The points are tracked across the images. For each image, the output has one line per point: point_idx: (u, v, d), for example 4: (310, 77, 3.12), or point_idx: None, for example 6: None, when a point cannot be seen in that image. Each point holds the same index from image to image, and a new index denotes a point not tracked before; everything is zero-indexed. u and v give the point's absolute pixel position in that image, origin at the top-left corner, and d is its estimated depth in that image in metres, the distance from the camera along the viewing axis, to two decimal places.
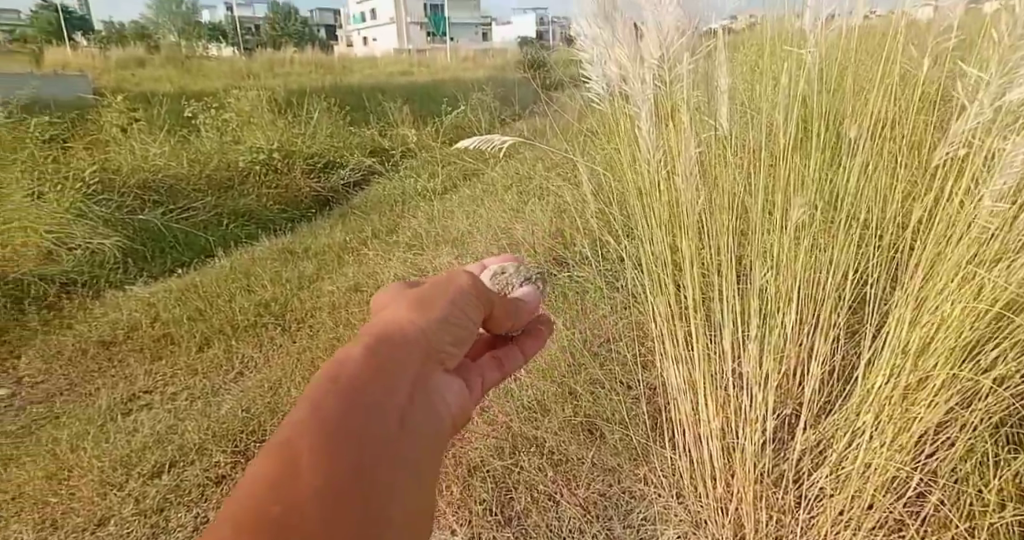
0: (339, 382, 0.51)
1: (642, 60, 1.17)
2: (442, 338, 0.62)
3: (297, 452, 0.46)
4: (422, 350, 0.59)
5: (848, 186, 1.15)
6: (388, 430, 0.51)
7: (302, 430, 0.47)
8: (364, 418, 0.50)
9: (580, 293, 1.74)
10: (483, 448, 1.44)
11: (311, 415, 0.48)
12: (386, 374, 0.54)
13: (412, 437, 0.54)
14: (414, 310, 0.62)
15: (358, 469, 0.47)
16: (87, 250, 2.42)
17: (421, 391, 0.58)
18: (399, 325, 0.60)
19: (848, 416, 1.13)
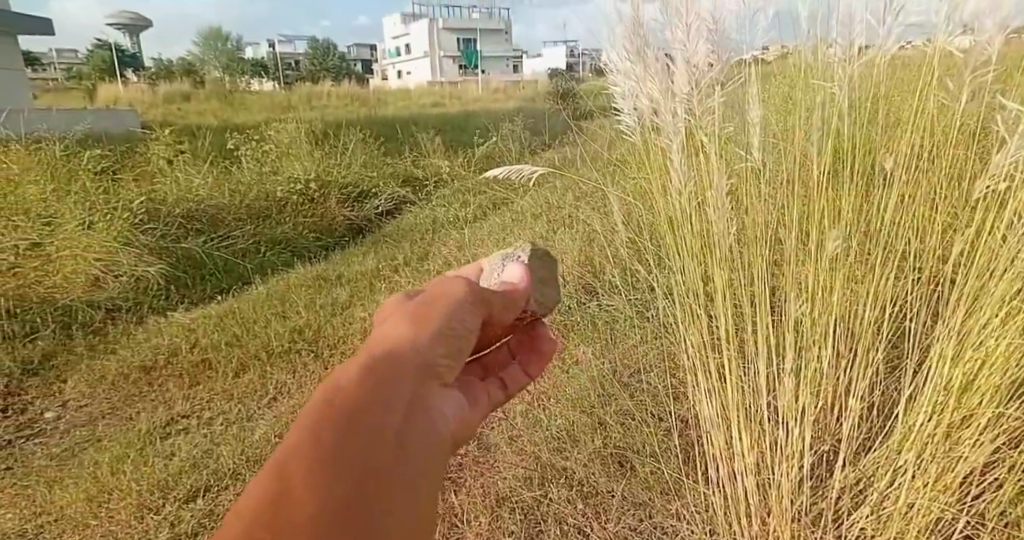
0: (325, 420, 0.46)
1: (674, 94, 1.18)
2: (441, 354, 0.56)
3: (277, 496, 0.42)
4: (420, 369, 0.54)
5: (885, 218, 1.13)
6: (384, 463, 0.46)
7: (291, 475, 0.43)
8: (356, 451, 0.45)
9: (609, 322, 1.75)
10: (513, 478, 1.43)
11: (293, 462, 0.44)
12: (377, 404, 0.48)
13: (412, 469, 0.48)
14: (409, 324, 0.56)
15: (345, 512, 0.42)
16: (134, 276, 2.42)
17: (421, 417, 0.52)
18: (393, 344, 0.53)
19: (889, 454, 1.09)
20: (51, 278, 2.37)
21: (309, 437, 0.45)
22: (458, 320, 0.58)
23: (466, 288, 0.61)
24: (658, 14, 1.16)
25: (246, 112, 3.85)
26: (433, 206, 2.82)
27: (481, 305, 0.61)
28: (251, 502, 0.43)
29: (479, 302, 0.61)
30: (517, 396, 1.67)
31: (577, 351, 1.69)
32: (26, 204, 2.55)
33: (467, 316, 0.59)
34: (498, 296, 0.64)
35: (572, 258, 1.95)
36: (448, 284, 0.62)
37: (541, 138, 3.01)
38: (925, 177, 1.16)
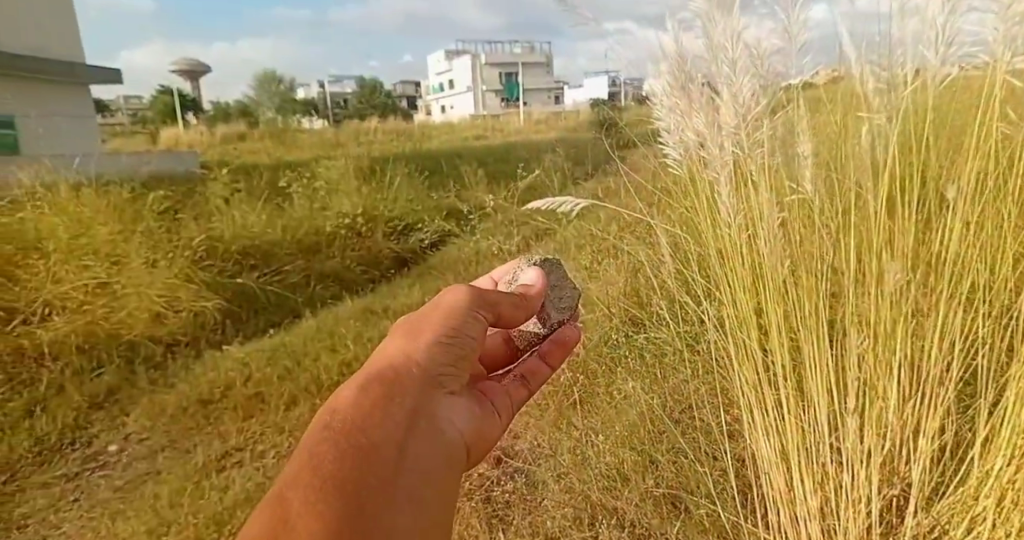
0: (331, 439, 0.63)
1: (719, 126, 1.17)
2: (436, 366, 0.74)
3: (292, 497, 0.57)
4: (419, 381, 0.72)
5: (951, 248, 1.09)
6: (384, 465, 0.63)
7: (300, 485, 0.58)
8: (357, 458, 0.61)
9: (658, 356, 1.68)
10: (562, 518, 1.45)
11: (306, 470, 0.60)
12: (377, 419, 0.66)
13: (406, 469, 0.65)
14: (411, 344, 0.75)
15: (352, 503, 0.58)
16: (193, 311, 2.61)
17: (420, 425, 0.70)
18: (394, 362, 0.72)
19: (967, 500, 1.05)
20: (117, 313, 2.49)
21: (316, 449, 0.62)
22: (452, 334, 0.76)
23: (471, 300, 0.81)
24: (702, 48, 1.17)
25: (298, 150, 4.03)
26: (477, 239, 2.83)
27: (486, 317, 0.81)
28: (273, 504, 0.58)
29: (483, 315, 0.81)
30: (565, 433, 1.64)
31: (624, 386, 1.63)
32: (96, 244, 2.62)
33: (474, 328, 0.79)
34: (500, 305, 0.83)
35: (619, 289, 1.92)
36: (440, 303, 0.80)
37: (584, 167, 3.04)
38: (989, 206, 1.12)
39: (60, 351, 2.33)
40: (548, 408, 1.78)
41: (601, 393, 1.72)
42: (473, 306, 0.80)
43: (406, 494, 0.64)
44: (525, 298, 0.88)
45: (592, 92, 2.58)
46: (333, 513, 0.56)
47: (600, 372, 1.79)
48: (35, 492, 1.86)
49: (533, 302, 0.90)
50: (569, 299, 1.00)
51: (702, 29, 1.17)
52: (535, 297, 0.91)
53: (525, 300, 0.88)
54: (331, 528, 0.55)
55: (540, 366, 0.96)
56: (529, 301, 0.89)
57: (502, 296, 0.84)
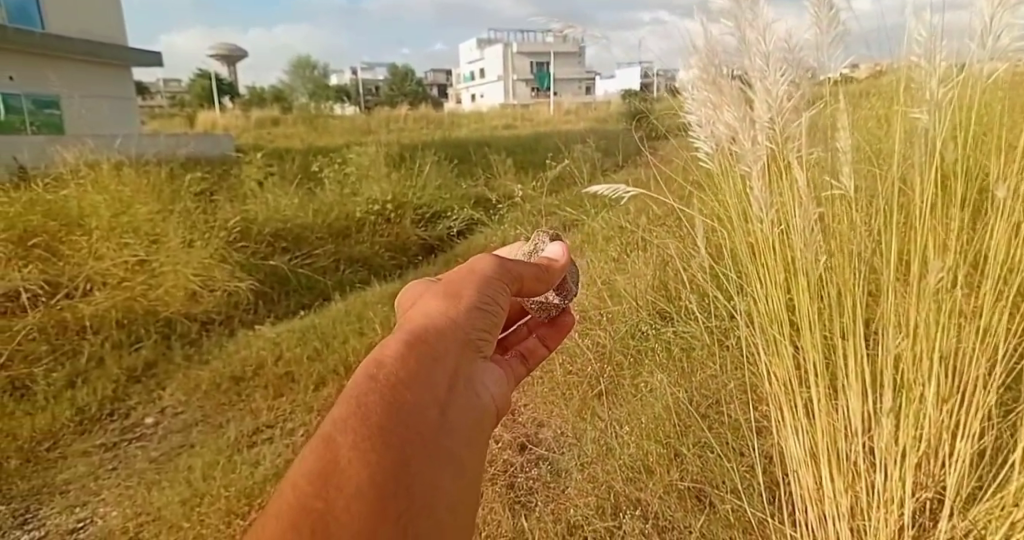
0: (375, 393, 0.64)
1: (753, 121, 1.14)
2: (472, 330, 0.75)
3: (341, 445, 0.60)
4: (458, 344, 0.73)
5: (999, 248, 1.06)
6: (425, 422, 0.65)
7: (344, 435, 0.61)
8: (401, 412, 0.64)
9: (686, 350, 1.67)
10: (585, 506, 1.45)
11: (352, 420, 0.62)
12: (419, 376, 0.67)
13: (446, 426, 0.67)
14: (447, 304, 0.75)
15: (397, 455, 0.61)
16: (226, 291, 2.65)
17: (457, 385, 0.71)
18: (435, 322, 0.72)
19: (1005, 506, 1.04)
20: (155, 290, 2.56)
21: (361, 401, 0.64)
22: (487, 300, 0.76)
23: (501, 265, 0.80)
24: (732, 42, 1.16)
25: (329, 136, 4.10)
26: (505, 228, 2.84)
27: (514, 284, 0.81)
28: (321, 450, 0.61)
29: (511, 282, 0.81)
30: (589, 422, 1.66)
31: (651, 379, 1.62)
32: (136, 222, 2.74)
33: (504, 293, 0.79)
34: (525, 271, 0.83)
35: (647, 282, 1.91)
36: (472, 267, 0.79)
37: (613, 159, 3.03)
38: None
39: (101, 324, 2.41)
40: (573, 397, 1.78)
41: (626, 385, 1.70)
42: (504, 272, 0.80)
43: (448, 450, 0.66)
44: (551, 266, 0.89)
45: (623, 83, 2.55)
46: (380, 463, 0.59)
47: (626, 363, 1.78)
48: (75, 459, 1.94)
49: (556, 274, 0.89)
50: (574, 275, 0.99)
51: (732, 21, 1.15)
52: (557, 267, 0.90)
53: (547, 269, 0.87)
54: (378, 478, 0.58)
55: (537, 346, 0.97)
56: (552, 269, 0.88)
57: (527, 265, 0.84)
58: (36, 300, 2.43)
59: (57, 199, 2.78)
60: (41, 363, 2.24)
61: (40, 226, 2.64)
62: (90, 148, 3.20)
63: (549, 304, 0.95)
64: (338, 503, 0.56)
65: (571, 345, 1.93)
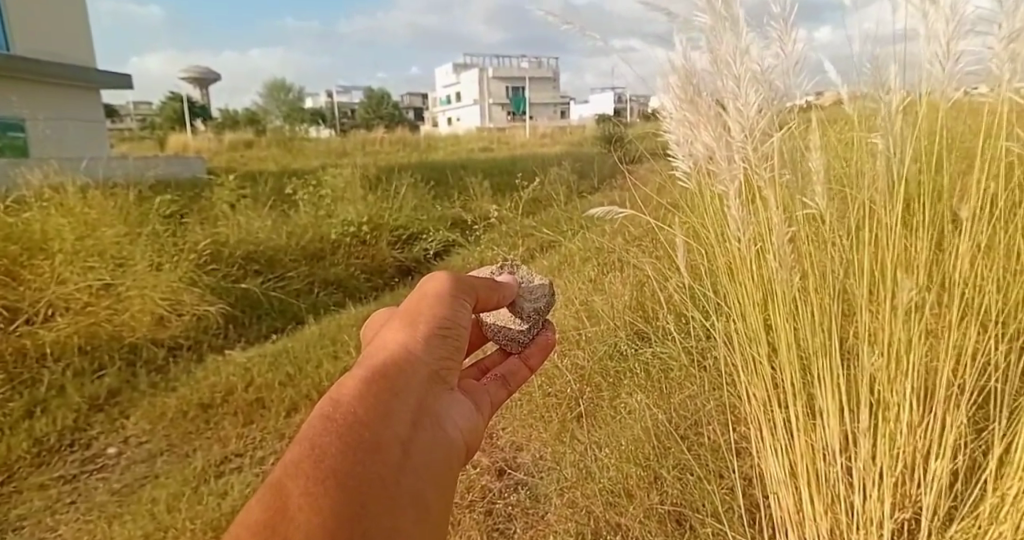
0: (330, 434, 0.63)
1: (728, 140, 1.16)
2: (434, 361, 0.74)
3: (292, 491, 0.58)
4: (419, 376, 0.72)
5: (965, 270, 1.09)
6: (384, 460, 0.63)
7: (295, 480, 0.59)
8: (357, 454, 0.62)
9: (664, 371, 1.67)
10: (565, 532, 1.47)
11: (304, 464, 0.60)
12: (376, 413, 0.66)
13: (405, 464, 0.66)
14: (406, 334, 0.74)
15: (353, 498, 0.59)
16: (196, 315, 2.61)
17: (417, 419, 0.70)
18: (395, 355, 0.72)
19: (980, 523, 1.07)
20: (120, 315, 2.47)
21: (316, 444, 0.62)
22: (447, 326, 0.77)
23: (456, 288, 0.81)
24: (708, 63, 1.17)
25: None
26: (482, 249, 2.86)
27: (471, 308, 0.82)
28: (270, 497, 0.58)
29: (468, 306, 0.81)
30: (568, 445, 1.64)
31: (630, 400, 1.61)
32: (101, 246, 2.59)
33: (464, 318, 0.79)
34: (478, 291, 0.84)
35: (624, 302, 1.92)
36: (430, 291, 0.80)
37: (590, 180, 3.06)
38: (998, 232, 1.14)
39: (62, 351, 2.32)
40: (551, 419, 1.77)
41: (605, 407, 1.70)
42: (460, 295, 0.80)
43: (408, 490, 0.64)
44: (500, 285, 0.90)
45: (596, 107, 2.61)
46: (333, 508, 0.57)
47: (606, 384, 1.77)
48: (32, 493, 1.95)
49: (508, 292, 0.92)
50: (541, 293, 1.00)
51: (708, 44, 1.17)
52: (507, 289, 0.92)
53: (493, 286, 0.89)
54: (331, 524, 0.56)
55: (520, 367, 0.97)
56: (500, 285, 0.90)
57: (478, 285, 0.85)
58: None
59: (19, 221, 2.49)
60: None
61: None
62: None
63: (512, 323, 0.96)
64: None
65: (549, 366, 1.90)
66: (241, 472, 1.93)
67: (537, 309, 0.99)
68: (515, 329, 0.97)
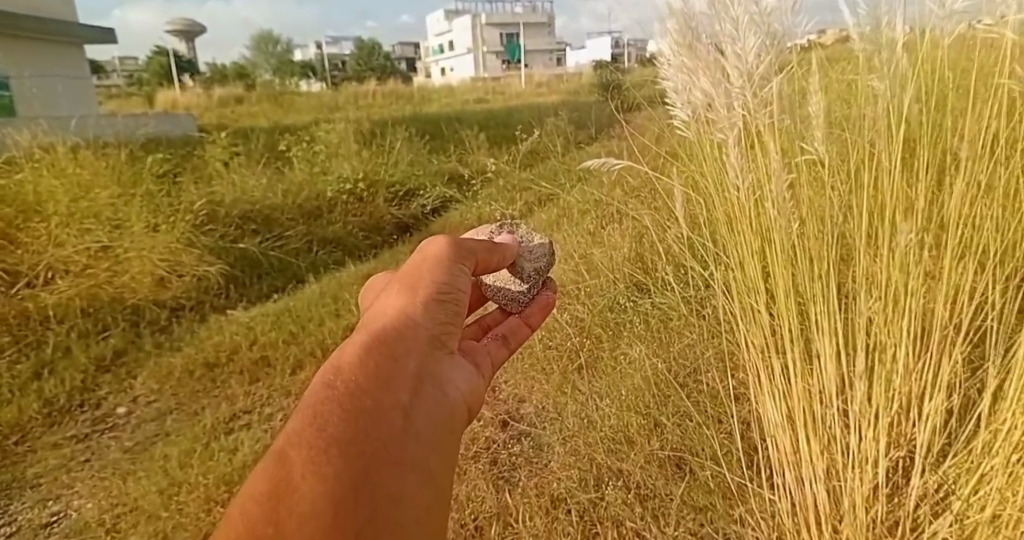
0: (332, 403, 0.64)
1: (725, 86, 1.16)
2: (433, 326, 0.75)
3: (295, 460, 0.60)
4: (419, 341, 0.73)
5: (961, 212, 1.10)
6: (386, 426, 0.65)
7: (299, 450, 0.61)
8: (359, 422, 0.64)
9: (664, 321, 1.70)
10: (568, 479, 1.49)
11: (307, 433, 0.62)
12: (377, 380, 0.67)
13: (408, 429, 0.67)
14: (404, 299, 0.75)
15: (356, 466, 0.61)
16: (194, 276, 2.20)
17: (418, 383, 0.71)
18: (394, 321, 0.72)
19: (971, 459, 1.10)
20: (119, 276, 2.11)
21: (318, 413, 0.64)
22: (445, 291, 0.77)
23: (453, 251, 0.81)
24: (706, 5, 1.13)
25: None
26: None
27: (470, 271, 0.82)
28: (275, 467, 0.61)
29: (466, 269, 0.81)
30: (569, 395, 1.68)
31: (630, 351, 1.65)
32: (16, 181, 2.01)
33: (462, 282, 0.79)
34: (477, 254, 0.84)
35: (623, 253, 1.92)
36: (428, 255, 0.80)
37: None
38: (999, 172, 1.14)
39: (64, 314, 2.03)
40: (552, 371, 1.77)
41: (606, 357, 1.72)
42: (458, 259, 0.80)
43: (412, 454, 0.66)
44: (499, 246, 0.90)
45: (592, 54, 2.55)
46: (337, 476, 0.59)
47: (605, 335, 1.79)
48: (46, 452, 1.96)
49: (507, 253, 0.92)
50: (540, 252, 1.00)
51: None
52: (506, 249, 0.92)
53: (492, 247, 0.88)
54: (335, 492, 0.58)
55: (520, 325, 0.98)
56: (499, 246, 0.90)
57: (477, 247, 0.85)
58: None
59: None
60: (2, 355, 1.95)
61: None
62: None
63: (511, 282, 0.97)
64: (292, 521, 0.56)
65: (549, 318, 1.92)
66: (251, 428, 2.20)
67: (536, 269, 0.99)
68: (514, 289, 0.97)
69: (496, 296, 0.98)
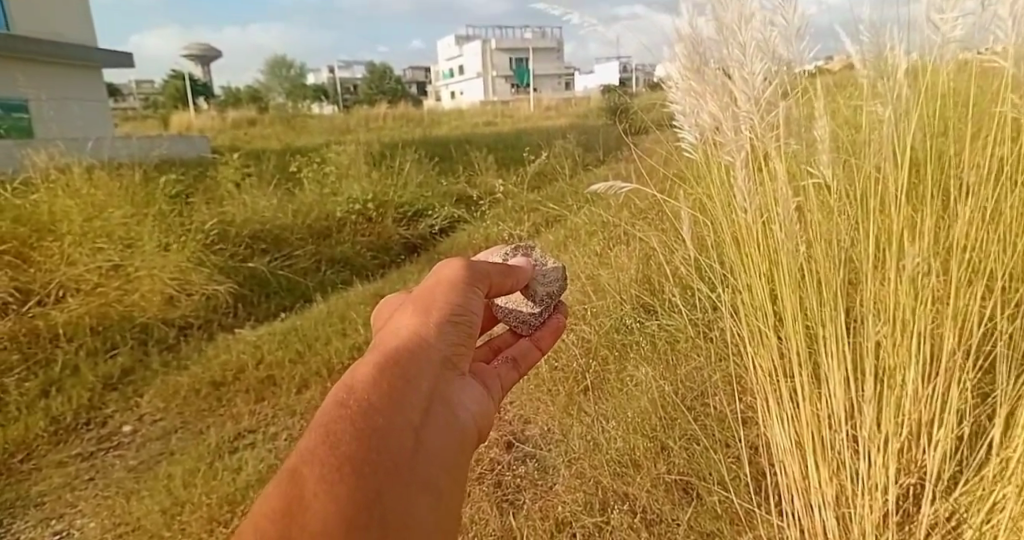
0: (345, 421, 0.64)
1: (733, 108, 1.15)
2: (447, 347, 0.75)
3: (307, 478, 0.59)
4: (432, 362, 0.73)
5: (967, 235, 1.10)
6: (398, 446, 0.64)
7: (311, 467, 0.60)
8: (371, 440, 0.63)
9: (670, 342, 1.70)
10: (573, 503, 1.46)
11: (319, 451, 0.61)
12: (390, 400, 0.67)
13: (419, 450, 0.66)
14: (419, 319, 0.75)
15: (368, 485, 0.60)
16: (204, 295, 2.69)
17: (431, 405, 0.71)
18: (408, 341, 0.72)
19: (984, 488, 1.08)
20: (130, 295, 2.54)
21: (331, 430, 0.63)
22: (460, 312, 0.77)
23: (469, 273, 0.81)
24: (713, 30, 1.15)
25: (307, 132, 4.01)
26: (487, 225, 2.85)
27: (484, 294, 0.82)
28: (287, 484, 0.59)
29: (481, 291, 0.82)
30: (574, 417, 1.66)
31: (636, 373, 1.64)
32: (110, 226, 2.64)
33: (477, 304, 0.80)
34: (492, 277, 0.85)
35: (630, 276, 1.92)
36: (444, 277, 0.80)
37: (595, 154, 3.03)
38: (1005, 195, 1.13)
39: (75, 332, 2.41)
40: (558, 392, 1.77)
41: (612, 379, 1.71)
42: (474, 281, 0.81)
43: (422, 475, 0.65)
44: (514, 269, 0.91)
45: (601, 79, 2.57)
46: (349, 494, 0.58)
47: (612, 357, 1.79)
48: (51, 470, 1.98)
49: (522, 276, 0.92)
50: (553, 276, 1.01)
51: (713, 10, 1.15)
52: (521, 271, 0.93)
53: (508, 270, 0.89)
54: (347, 510, 0.57)
55: (530, 349, 0.98)
56: (515, 269, 0.90)
57: (495, 269, 0.85)
58: (6, 309, 2.36)
59: (26, 204, 2.55)
60: (14, 372, 2.25)
61: (9, 233, 2.48)
62: (56, 146, 2.93)
63: (523, 305, 0.97)
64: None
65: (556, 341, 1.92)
66: (255, 447, 1.98)
67: (549, 293, 1.00)
68: (526, 311, 0.98)
69: (509, 318, 0.98)
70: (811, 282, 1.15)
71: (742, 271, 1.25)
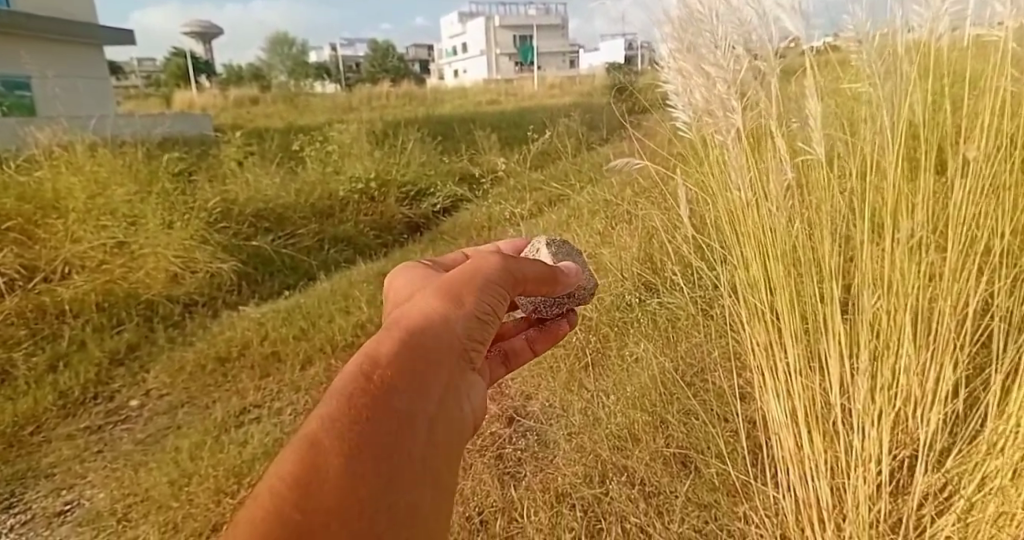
0: (366, 395, 0.64)
1: (716, 91, 1.17)
2: (468, 339, 0.77)
3: (326, 446, 0.60)
4: (453, 350, 0.74)
5: (963, 211, 1.10)
6: (414, 427, 0.65)
7: (331, 435, 0.61)
8: (392, 418, 0.64)
9: (670, 320, 1.72)
10: (572, 475, 1.47)
11: (340, 421, 0.62)
12: (411, 382, 0.68)
13: (432, 436, 0.67)
14: (447, 307, 0.77)
15: (382, 462, 0.61)
16: (208, 273, 2.69)
17: (448, 393, 0.72)
18: (435, 327, 0.74)
19: (977, 460, 1.09)
20: (135, 272, 2.56)
21: (353, 402, 0.64)
22: (485, 310, 0.79)
23: (500, 275, 0.84)
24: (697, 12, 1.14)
25: None
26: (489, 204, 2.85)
27: (509, 295, 0.84)
28: (306, 446, 0.60)
29: (507, 293, 0.84)
30: (576, 394, 1.67)
31: (636, 348, 1.65)
32: (113, 204, 2.67)
33: (501, 305, 0.82)
34: (521, 281, 0.87)
35: (633, 254, 1.93)
36: (477, 273, 0.82)
37: (599, 132, 3.01)
38: (1005, 171, 1.12)
39: (81, 309, 2.41)
40: (559, 369, 1.78)
41: (613, 356, 1.73)
42: (503, 282, 0.83)
43: (432, 461, 0.66)
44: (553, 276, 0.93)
45: (605, 56, 2.52)
46: (365, 468, 0.59)
47: (613, 334, 1.80)
48: (61, 443, 2.06)
49: (559, 287, 0.95)
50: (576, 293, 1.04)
51: None
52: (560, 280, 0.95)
53: (544, 279, 0.92)
54: (361, 484, 0.58)
55: (523, 348, 1.00)
56: (555, 279, 0.93)
57: (527, 274, 0.88)
58: (14, 286, 2.41)
59: (29, 181, 2.59)
60: (21, 347, 2.27)
61: (15, 210, 2.53)
62: None
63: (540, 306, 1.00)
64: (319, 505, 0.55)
65: None
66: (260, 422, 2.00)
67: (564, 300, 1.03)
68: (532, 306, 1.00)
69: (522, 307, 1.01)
70: (804, 259, 1.17)
71: (737, 246, 1.26)
